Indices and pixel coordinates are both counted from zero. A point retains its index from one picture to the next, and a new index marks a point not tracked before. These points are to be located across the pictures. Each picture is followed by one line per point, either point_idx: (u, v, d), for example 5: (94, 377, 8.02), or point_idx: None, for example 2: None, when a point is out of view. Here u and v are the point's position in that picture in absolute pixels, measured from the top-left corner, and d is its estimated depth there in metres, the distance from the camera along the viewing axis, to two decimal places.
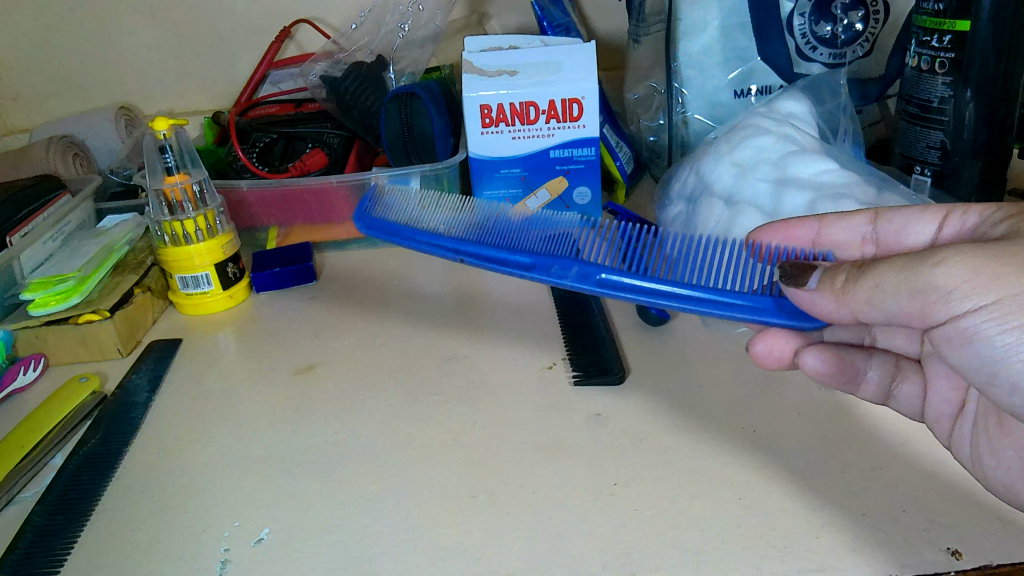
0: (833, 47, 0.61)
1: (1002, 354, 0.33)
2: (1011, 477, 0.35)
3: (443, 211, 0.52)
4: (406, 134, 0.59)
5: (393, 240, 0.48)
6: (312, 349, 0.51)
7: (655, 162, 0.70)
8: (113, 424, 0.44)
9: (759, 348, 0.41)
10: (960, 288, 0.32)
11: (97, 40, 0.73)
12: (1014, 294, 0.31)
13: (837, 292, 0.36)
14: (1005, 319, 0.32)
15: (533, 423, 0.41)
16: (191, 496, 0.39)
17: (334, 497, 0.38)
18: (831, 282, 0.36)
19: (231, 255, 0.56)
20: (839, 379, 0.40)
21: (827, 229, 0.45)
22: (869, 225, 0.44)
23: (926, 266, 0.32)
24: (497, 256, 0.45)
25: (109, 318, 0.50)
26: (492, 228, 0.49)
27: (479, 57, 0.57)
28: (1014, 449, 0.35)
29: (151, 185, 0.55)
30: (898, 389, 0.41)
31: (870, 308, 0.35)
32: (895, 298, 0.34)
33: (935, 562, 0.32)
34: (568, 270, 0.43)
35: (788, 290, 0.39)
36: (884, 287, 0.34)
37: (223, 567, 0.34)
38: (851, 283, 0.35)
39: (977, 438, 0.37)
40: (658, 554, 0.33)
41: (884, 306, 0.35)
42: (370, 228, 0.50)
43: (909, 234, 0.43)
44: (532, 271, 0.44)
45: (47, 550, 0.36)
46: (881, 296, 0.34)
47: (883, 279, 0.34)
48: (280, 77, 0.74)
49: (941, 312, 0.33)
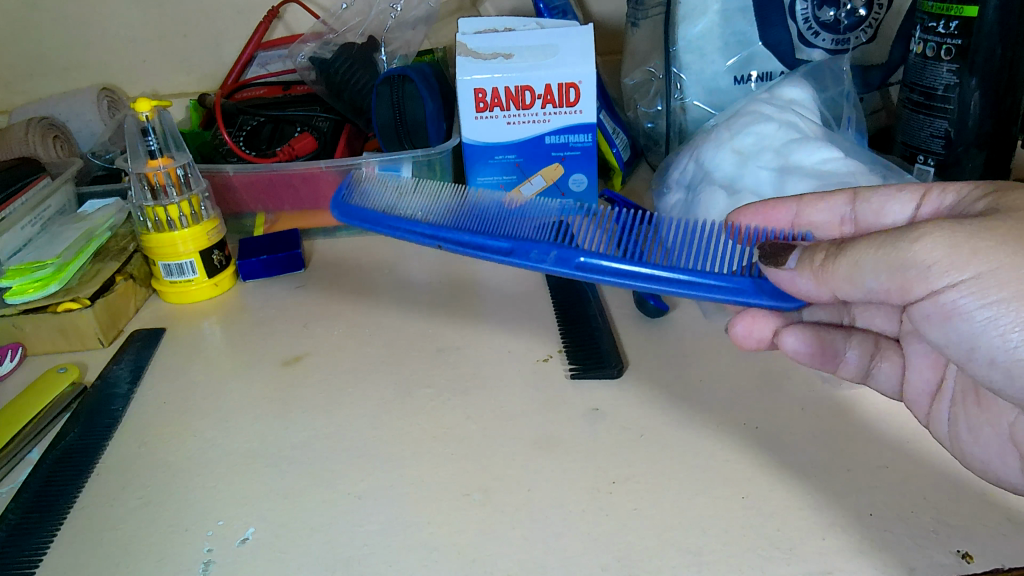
0: (836, 33, 0.59)
1: (981, 330, 0.31)
2: (988, 455, 0.35)
3: (423, 196, 0.51)
4: (396, 117, 0.57)
5: (370, 229, 0.47)
6: (300, 340, 0.49)
7: (652, 149, 0.69)
8: (93, 417, 0.43)
9: (738, 328, 0.41)
10: (938, 263, 0.31)
11: (78, 20, 0.70)
12: (992, 268, 0.30)
13: (816, 272, 0.35)
14: (984, 294, 0.30)
15: (528, 417, 0.40)
16: (174, 492, 0.37)
17: (321, 495, 0.36)
18: (811, 260, 0.36)
19: (217, 242, 0.54)
20: (818, 359, 0.41)
21: (804, 208, 0.43)
22: (848, 206, 0.43)
23: (904, 242, 0.32)
24: (474, 242, 0.44)
25: (89, 306, 0.48)
26: (473, 212, 0.48)
27: (473, 39, 0.55)
28: (991, 426, 0.35)
29: (133, 168, 0.53)
30: (878, 368, 0.41)
31: (847, 285, 0.34)
32: (874, 274, 0.33)
33: (944, 565, 0.31)
34: (547, 254, 0.42)
35: (767, 270, 0.38)
36: (863, 265, 0.33)
37: (206, 568, 0.33)
38: (829, 261, 0.35)
39: (955, 417, 0.36)
40: (658, 555, 0.32)
41: (863, 284, 0.34)
42: (347, 219, 0.48)
43: (888, 213, 0.41)
44: (511, 256, 0.43)
45: (22, 550, 0.35)
46: (859, 273, 0.33)
47: (858, 258, 0.33)
48: (268, 58, 0.72)
49: (919, 288, 0.32)
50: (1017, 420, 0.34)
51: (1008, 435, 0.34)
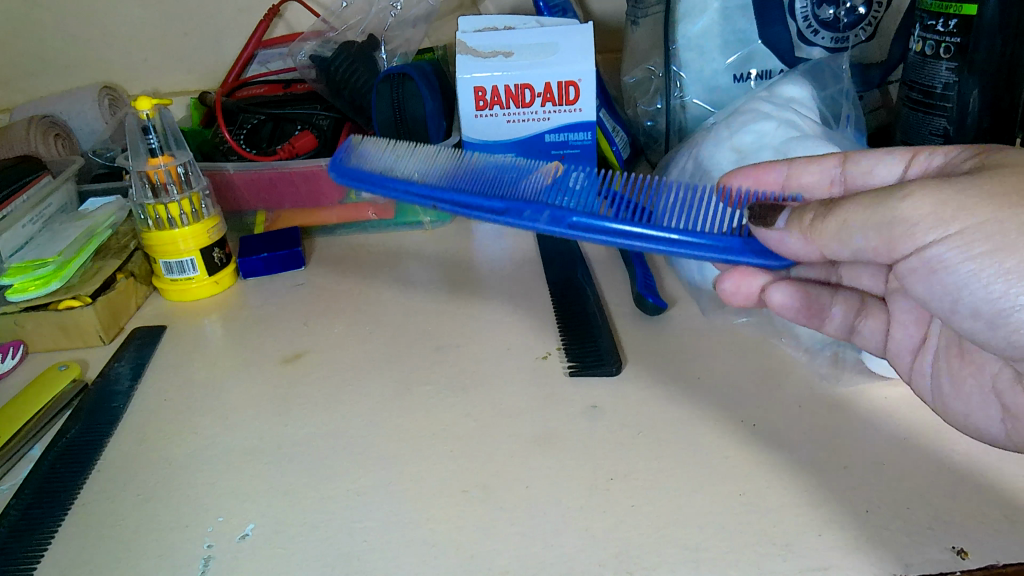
0: (835, 31, 0.59)
1: (964, 282, 0.31)
2: (969, 408, 0.36)
3: (419, 159, 0.51)
4: (396, 116, 0.57)
5: (365, 188, 0.47)
6: (301, 337, 0.49)
7: (652, 147, 0.69)
8: (94, 414, 0.43)
9: (726, 285, 0.44)
10: (924, 220, 0.31)
11: (79, 18, 0.70)
12: (979, 221, 0.30)
13: (805, 230, 0.36)
14: (969, 247, 0.30)
15: (527, 415, 0.40)
16: (175, 488, 0.38)
17: (321, 491, 0.37)
18: (800, 220, 0.36)
19: (217, 240, 0.54)
20: (804, 314, 0.42)
21: (796, 169, 0.44)
22: (838, 168, 0.43)
23: (893, 199, 0.32)
24: (470, 201, 0.44)
25: (90, 304, 0.49)
26: (469, 174, 0.48)
27: (473, 37, 0.55)
28: (974, 378, 0.35)
29: (134, 167, 0.53)
30: (863, 325, 0.41)
31: (836, 240, 0.35)
32: (862, 232, 0.33)
33: (941, 561, 0.31)
34: (540, 214, 0.43)
35: (756, 230, 0.39)
36: (852, 223, 0.33)
37: (206, 564, 0.33)
38: (818, 220, 0.35)
39: (937, 369, 0.37)
40: (656, 552, 0.32)
41: (851, 242, 0.34)
42: (343, 176, 0.48)
43: (876, 174, 0.42)
44: (505, 215, 0.43)
45: (24, 546, 0.35)
46: (847, 232, 0.34)
47: (848, 215, 0.34)
48: (268, 56, 0.73)
49: (906, 244, 0.32)
50: (999, 369, 0.34)
51: (988, 387, 0.35)
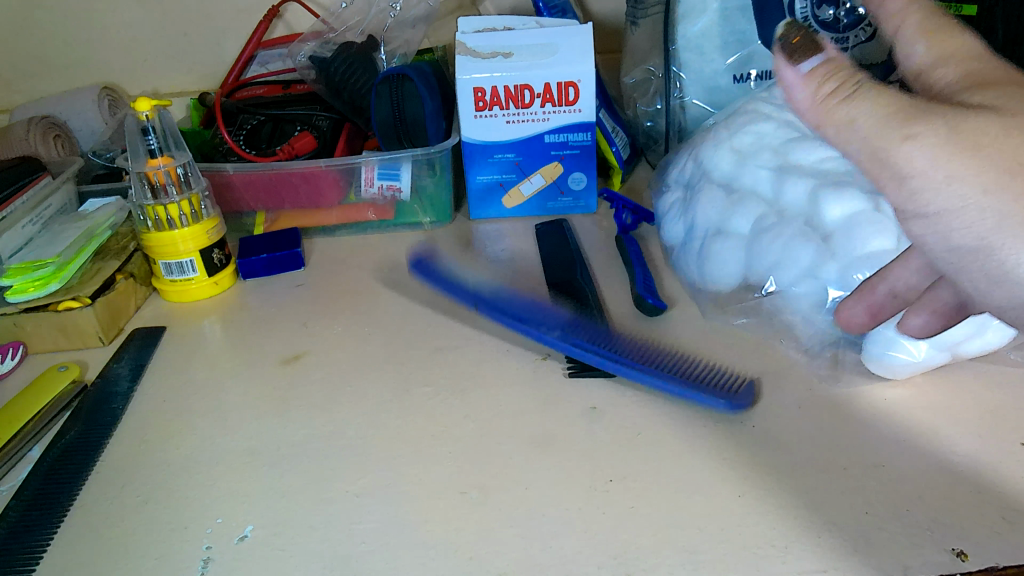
0: (835, 32, 0.59)
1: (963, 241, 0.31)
2: None
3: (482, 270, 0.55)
4: (395, 117, 0.57)
5: (423, 275, 0.54)
6: (300, 338, 0.49)
7: (652, 148, 0.69)
8: (93, 415, 0.43)
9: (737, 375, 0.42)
10: (917, 170, 0.30)
11: (80, 19, 0.70)
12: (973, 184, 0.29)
13: (817, 98, 0.31)
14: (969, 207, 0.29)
15: (526, 416, 0.40)
16: (174, 489, 0.38)
17: (322, 493, 0.37)
18: (820, 81, 0.31)
19: (217, 241, 0.54)
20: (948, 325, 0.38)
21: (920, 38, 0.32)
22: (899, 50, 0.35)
23: (894, 137, 0.30)
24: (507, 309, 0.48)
25: (90, 305, 0.49)
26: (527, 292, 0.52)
27: (472, 37, 0.55)
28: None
29: (134, 168, 0.53)
30: None
31: (837, 133, 0.31)
32: (860, 147, 0.31)
33: (940, 563, 0.31)
34: (550, 330, 0.45)
35: (776, 55, 0.32)
36: (860, 122, 0.30)
37: (204, 566, 0.33)
38: (836, 97, 0.30)
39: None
40: (655, 554, 0.32)
41: (844, 147, 0.32)
42: (416, 273, 0.54)
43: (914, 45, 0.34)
44: (518, 322, 0.47)
45: (23, 547, 0.35)
46: (850, 131, 0.31)
47: (859, 111, 0.30)
48: (268, 57, 0.73)
49: (890, 188, 0.31)
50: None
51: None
